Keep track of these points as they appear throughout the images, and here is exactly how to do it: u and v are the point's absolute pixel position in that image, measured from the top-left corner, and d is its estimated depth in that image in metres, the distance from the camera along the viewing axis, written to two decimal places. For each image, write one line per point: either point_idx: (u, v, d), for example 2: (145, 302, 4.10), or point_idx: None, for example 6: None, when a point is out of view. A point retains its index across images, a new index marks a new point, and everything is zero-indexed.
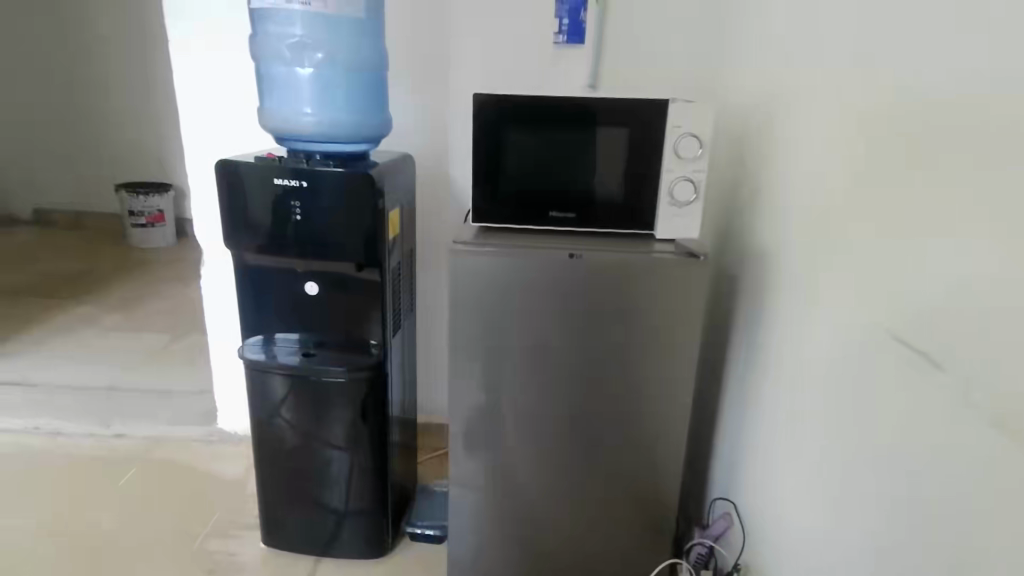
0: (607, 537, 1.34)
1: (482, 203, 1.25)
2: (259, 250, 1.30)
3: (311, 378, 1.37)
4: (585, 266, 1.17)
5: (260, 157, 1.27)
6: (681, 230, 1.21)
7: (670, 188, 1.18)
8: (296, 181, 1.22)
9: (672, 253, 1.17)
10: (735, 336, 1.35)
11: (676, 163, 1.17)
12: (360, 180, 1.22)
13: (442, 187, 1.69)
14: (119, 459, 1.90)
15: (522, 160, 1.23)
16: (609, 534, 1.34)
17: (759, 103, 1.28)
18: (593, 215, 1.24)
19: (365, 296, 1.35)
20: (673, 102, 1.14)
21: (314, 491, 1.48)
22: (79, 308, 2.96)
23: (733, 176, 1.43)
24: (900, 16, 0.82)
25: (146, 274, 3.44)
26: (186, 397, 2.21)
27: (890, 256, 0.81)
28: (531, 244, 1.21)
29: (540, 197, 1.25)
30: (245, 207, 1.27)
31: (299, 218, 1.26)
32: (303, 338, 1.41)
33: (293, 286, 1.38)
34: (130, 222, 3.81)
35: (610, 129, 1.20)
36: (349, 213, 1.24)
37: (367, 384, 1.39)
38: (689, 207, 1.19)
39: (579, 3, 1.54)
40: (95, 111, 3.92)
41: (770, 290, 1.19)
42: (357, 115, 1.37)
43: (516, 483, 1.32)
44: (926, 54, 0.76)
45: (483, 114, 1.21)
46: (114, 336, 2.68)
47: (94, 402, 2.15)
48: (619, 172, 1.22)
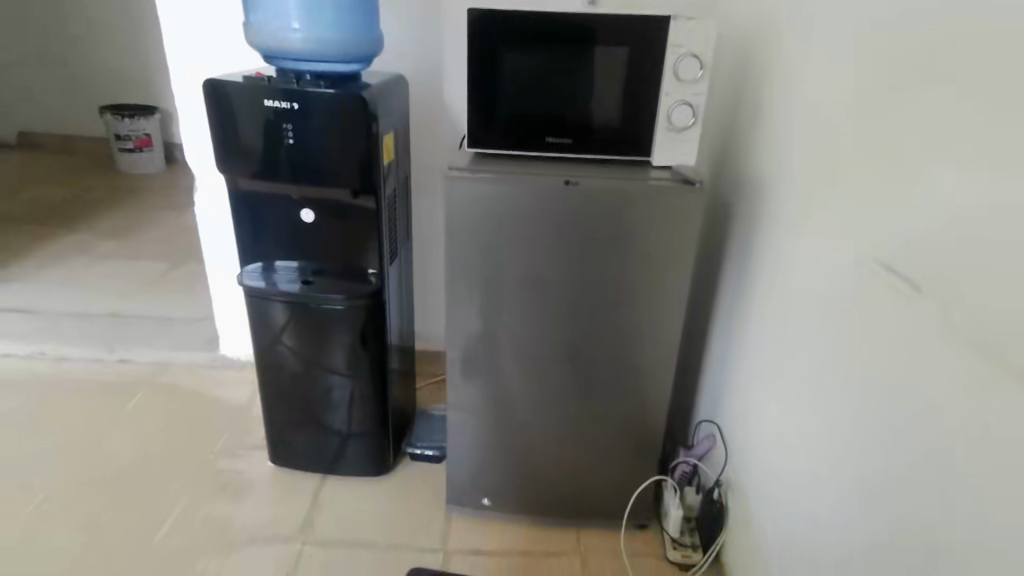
0: (599, 458, 1.41)
1: (477, 126, 1.23)
2: (253, 176, 1.29)
3: (310, 305, 1.40)
4: (581, 194, 1.17)
5: (248, 76, 1.23)
6: (678, 156, 1.19)
7: (669, 113, 1.16)
8: (287, 103, 1.20)
9: (668, 181, 1.17)
10: (728, 264, 1.37)
11: (675, 86, 1.14)
12: (353, 104, 1.19)
13: (436, 111, 1.65)
14: (125, 383, 1.95)
15: (518, 81, 1.20)
16: (602, 455, 1.40)
17: (763, 22, 1.24)
18: (590, 141, 1.23)
19: (362, 224, 1.35)
20: (676, 20, 1.10)
21: (317, 413, 1.54)
22: (73, 235, 2.94)
23: (733, 100, 1.40)
24: None
25: (138, 202, 3.41)
26: (187, 323, 2.25)
27: (886, 182, 0.81)
28: (528, 170, 1.20)
29: (536, 121, 1.22)
30: (237, 131, 1.24)
31: (291, 143, 1.24)
32: (301, 266, 1.42)
33: (289, 213, 1.37)
34: (118, 147, 3.74)
35: (609, 49, 1.16)
36: (343, 137, 1.22)
37: (366, 311, 1.41)
38: (685, 132, 1.17)
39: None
40: (74, 30, 3.76)
41: (765, 218, 1.19)
42: (348, 31, 1.31)
43: (513, 407, 1.36)
44: None
45: (478, 32, 1.16)
46: (111, 263, 2.69)
47: (97, 329, 2.19)
48: (617, 95, 1.19)
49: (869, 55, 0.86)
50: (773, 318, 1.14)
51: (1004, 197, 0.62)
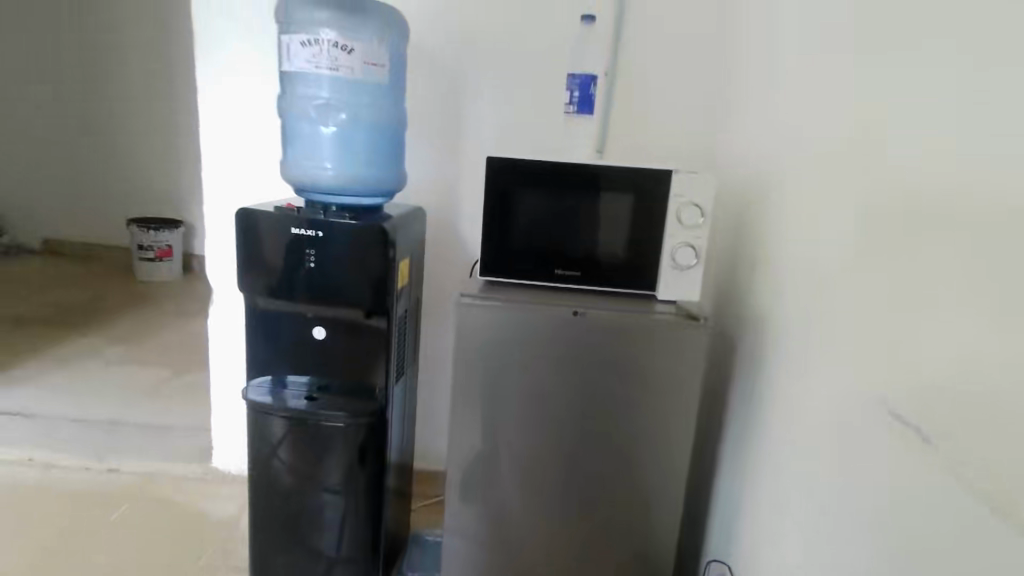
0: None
1: (490, 258, 1.29)
2: (271, 293, 1.33)
3: (310, 422, 1.36)
4: (588, 324, 1.20)
5: (280, 205, 1.32)
6: (682, 293, 1.23)
7: (673, 252, 1.21)
8: (312, 231, 1.27)
9: (671, 315, 1.21)
10: (735, 397, 1.37)
11: (677, 230, 1.21)
12: (375, 233, 1.26)
13: (449, 238, 1.73)
14: (111, 494, 1.89)
15: (531, 220, 1.28)
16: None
17: (760, 172, 1.34)
18: (597, 274, 1.28)
19: (372, 343, 1.37)
20: (677, 173, 1.19)
21: (307, 535, 1.47)
22: (81, 339, 2.98)
23: (734, 241, 1.47)
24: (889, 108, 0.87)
25: (150, 308, 3.47)
26: (183, 433, 2.22)
27: (886, 329, 0.84)
28: (537, 299, 1.24)
29: (547, 255, 1.29)
30: (261, 253, 1.31)
31: (312, 266, 1.29)
32: (308, 381, 1.43)
33: (302, 331, 1.40)
34: (139, 256, 3.87)
35: (615, 195, 1.25)
36: (361, 263, 1.28)
37: (367, 430, 1.39)
38: (689, 271, 1.22)
39: (589, 78, 1.62)
40: (114, 149, 4.03)
41: (769, 355, 1.21)
42: (375, 170, 1.43)
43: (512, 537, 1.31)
44: (913, 146, 0.81)
45: (496, 174, 1.26)
46: (115, 369, 2.70)
47: (90, 436, 2.15)
48: (623, 235, 1.26)
49: (859, 209, 0.93)
50: (781, 458, 1.13)
51: (1000, 353, 0.64)
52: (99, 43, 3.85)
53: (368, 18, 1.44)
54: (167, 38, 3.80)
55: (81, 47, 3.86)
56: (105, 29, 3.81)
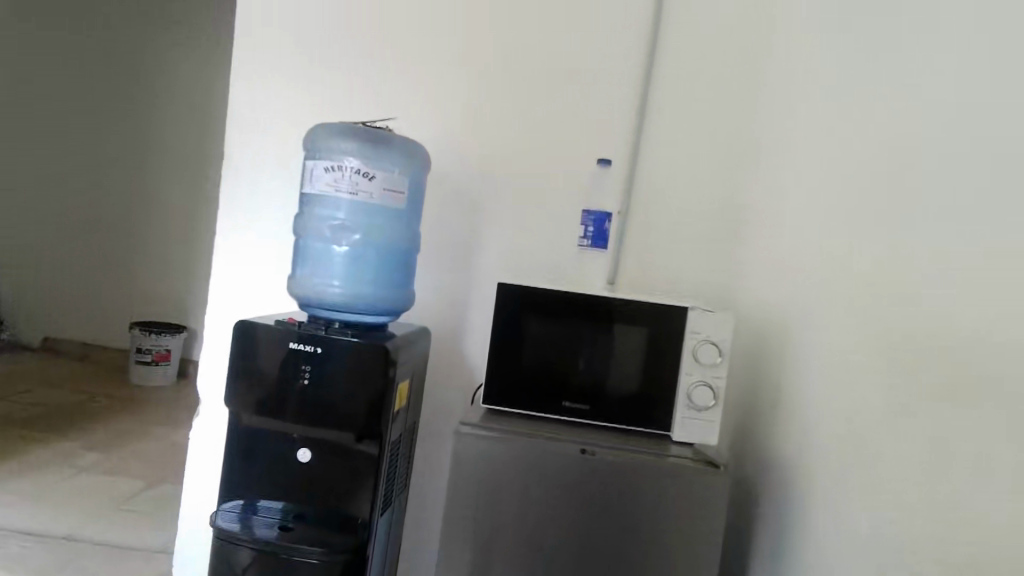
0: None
1: (494, 386, 1.23)
2: (258, 409, 1.25)
3: (281, 556, 1.22)
4: (597, 465, 1.10)
5: (281, 319, 1.28)
6: (699, 435, 1.14)
7: (689, 391, 1.14)
8: (310, 347, 1.21)
9: (689, 459, 1.11)
10: (760, 558, 1.24)
11: (694, 367, 1.15)
12: (377, 352, 1.21)
13: (452, 362, 1.67)
14: None
15: (539, 351, 1.23)
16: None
17: (782, 315, 1.31)
18: (607, 409, 1.21)
19: (358, 469, 1.27)
20: (693, 310, 1.16)
21: None
22: (59, 444, 2.83)
23: (752, 382, 1.41)
24: (940, 263, 0.85)
25: (137, 414, 3.34)
26: (142, 556, 2.02)
27: (965, 503, 0.75)
28: (542, 432, 1.16)
29: (554, 387, 1.22)
30: (255, 366, 1.25)
31: (306, 382, 1.22)
32: (284, 509, 1.31)
33: (285, 453, 1.29)
34: (137, 358, 3.81)
35: (628, 329, 1.21)
36: (358, 382, 1.21)
37: (343, 568, 1.24)
38: (705, 412, 1.14)
39: (603, 215, 1.66)
40: (131, 252, 4.11)
41: (802, 511, 1.11)
42: (384, 291, 1.40)
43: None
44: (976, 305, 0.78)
45: (506, 301, 1.23)
46: (85, 477, 2.53)
47: (40, 554, 1.96)
48: (636, 370, 1.20)
49: (914, 365, 0.87)
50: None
51: None
52: (136, 154, 4.05)
53: (393, 150, 1.49)
54: (202, 155, 4.00)
55: (118, 158, 4.06)
56: (144, 144, 4.02)
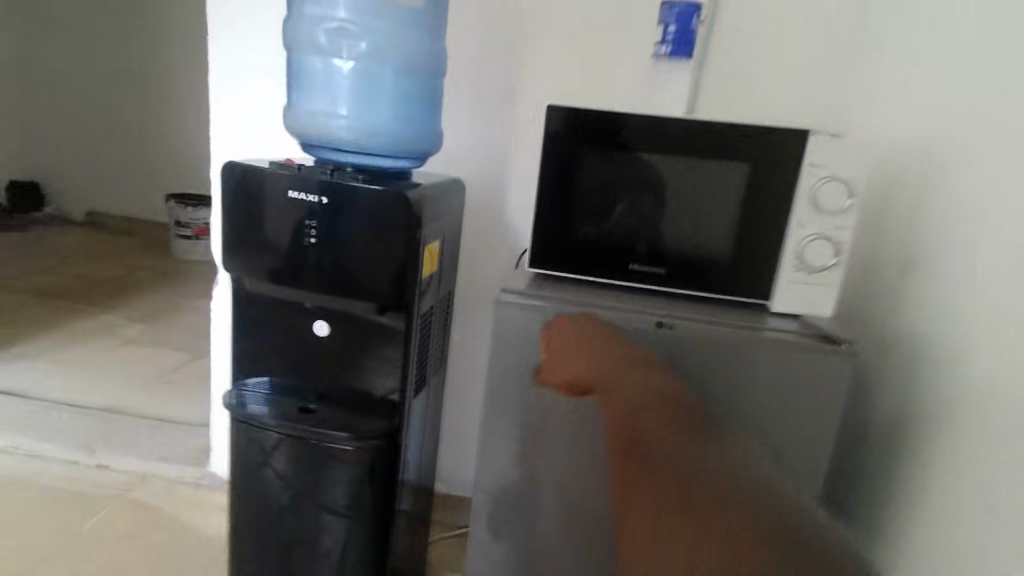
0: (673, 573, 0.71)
1: (543, 243, 0.99)
2: (264, 271, 1.06)
3: (313, 442, 1.09)
4: (674, 341, 0.88)
5: (275, 161, 1.05)
6: (811, 305, 0.90)
7: (801, 248, 0.88)
8: (315, 197, 0.99)
9: (797, 334, 0.88)
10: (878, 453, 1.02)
11: (810, 216, 0.88)
12: (396, 203, 0.97)
13: (495, 224, 1.43)
14: (95, 494, 1.68)
15: (599, 195, 0.98)
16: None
17: (936, 150, 0.99)
18: (688, 271, 0.96)
19: (386, 345, 1.09)
20: (815, 137, 0.86)
21: (302, 563, 1.19)
22: (104, 315, 2.82)
23: (882, 243, 1.12)
24: None
25: (181, 288, 3.31)
26: (188, 427, 1.99)
27: None
28: (606, 301, 0.94)
29: (619, 243, 0.98)
30: (252, 221, 1.04)
31: (314, 242, 1.01)
32: (304, 388, 1.16)
33: (301, 325, 1.12)
34: (177, 233, 3.73)
35: (721, 167, 0.92)
36: (377, 242, 0.99)
37: (379, 452, 1.11)
38: (820, 274, 0.89)
39: (692, 8, 1.26)
40: (157, 122, 3.91)
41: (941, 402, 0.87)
42: (403, 124, 1.10)
43: (603, 375, 0.86)
44: None
45: (558, 131, 0.96)
46: (132, 348, 2.52)
47: (87, 421, 1.95)
48: (728, 222, 0.94)
49: None
50: (967, 563, 0.78)
51: None
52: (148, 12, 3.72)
53: None
54: None
55: (131, 18, 3.76)
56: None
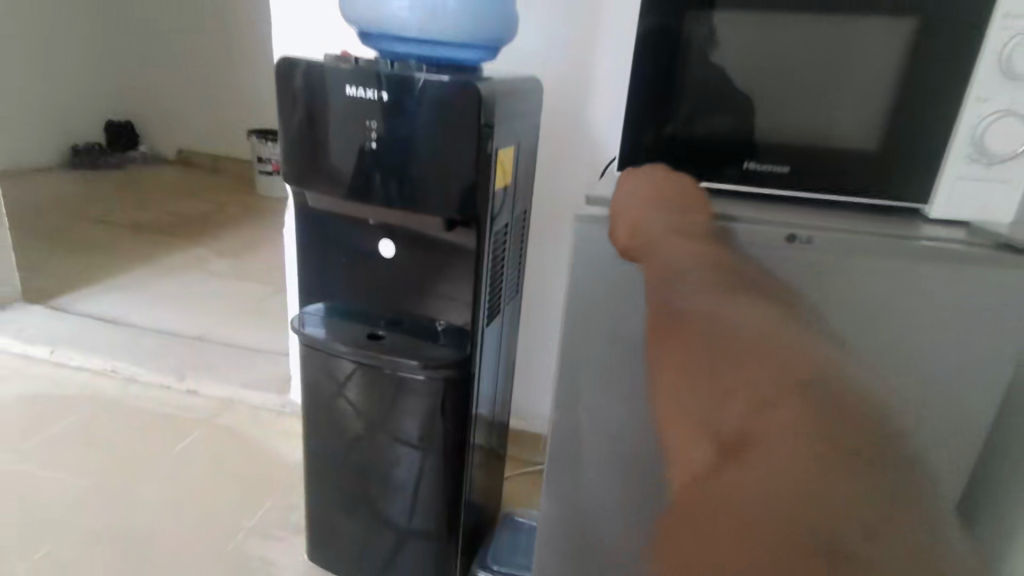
0: (693, 436, 0.49)
1: (647, 137, 0.89)
2: (323, 187, 0.97)
3: (385, 370, 1.02)
4: (812, 256, 0.73)
5: (330, 54, 0.94)
6: (986, 205, 0.77)
7: (984, 130, 0.74)
8: (375, 93, 0.88)
9: (969, 244, 0.71)
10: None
11: (1001, 89, 0.73)
12: (463, 97, 0.85)
13: (578, 135, 1.28)
14: (185, 419, 1.74)
15: (712, 79, 0.85)
16: (681, 453, 0.49)
17: None
18: (818, 170, 0.85)
19: (457, 262, 1.00)
20: None
21: (375, 495, 1.16)
22: (192, 249, 2.92)
23: None
24: None
25: (263, 223, 3.38)
26: (271, 355, 2.03)
27: None
28: (721, 207, 0.81)
29: (738, 138, 0.87)
30: (310, 125, 0.94)
31: (375, 147, 0.91)
32: (369, 314, 1.09)
33: (366, 246, 1.05)
34: (259, 169, 3.79)
35: (866, 38, 0.79)
36: (443, 144, 0.88)
37: (451, 383, 1.03)
38: (1004, 163, 0.75)
39: None
40: (236, 58, 3.93)
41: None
42: (474, 6, 0.91)
43: (657, 232, 0.68)
44: None
45: (668, 1, 0.83)
46: (218, 281, 2.60)
47: (177, 348, 2.02)
48: (873, 104, 0.81)
49: None
50: None
51: None
52: None
53: None
54: None
55: None
56: None
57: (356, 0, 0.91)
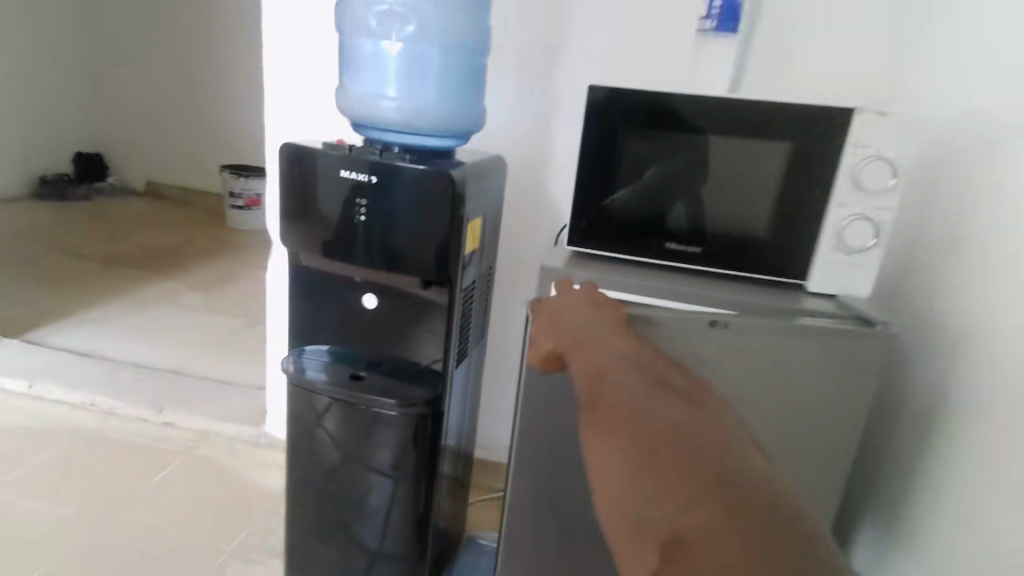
0: (641, 544, 0.63)
1: (589, 218, 1.06)
2: (315, 249, 1.12)
3: (361, 406, 1.16)
4: (728, 337, 0.88)
5: (329, 142, 1.10)
6: (848, 285, 0.97)
7: (840, 229, 0.95)
8: (365, 176, 1.03)
9: (835, 322, 0.90)
10: (923, 424, 1.03)
11: (854, 197, 0.94)
12: (438, 181, 1.01)
13: (536, 198, 1.45)
14: (162, 450, 1.82)
15: (640, 175, 1.03)
16: (634, 557, 0.64)
17: (986, 134, 0.98)
18: (721, 252, 1.03)
19: (429, 313, 1.14)
20: (861, 115, 0.91)
21: (349, 520, 1.28)
22: (163, 282, 2.98)
23: (929, 225, 1.11)
24: None
25: (234, 256, 3.46)
26: (244, 388, 2.12)
27: None
28: (650, 278, 1.00)
29: (659, 224, 1.04)
30: (305, 197, 1.09)
31: (363, 220, 1.06)
32: (348, 357, 1.23)
33: (349, 297, 1.19)
34: (230, 203, 3.88)
35: (755, 151, 0.98)
36: (420, 218, 1.03)
37: (421, 419, 1.17)
38: (862, 254, 0.95)
39: None
40: (209, 94, 4.04)
41: (996, 386, 0.87)
42: (449, 106, 1.11)
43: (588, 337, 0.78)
44: None
45: (603, 112, 1.01)
46: (190, 314, 2.67)
47: (153, 381, 2.10)
48: (765, 200, 1.00)
49: None
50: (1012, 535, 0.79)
51: None
52: None
53: None
54: None
55: None
56: None
57: (350, 101, 1.11)
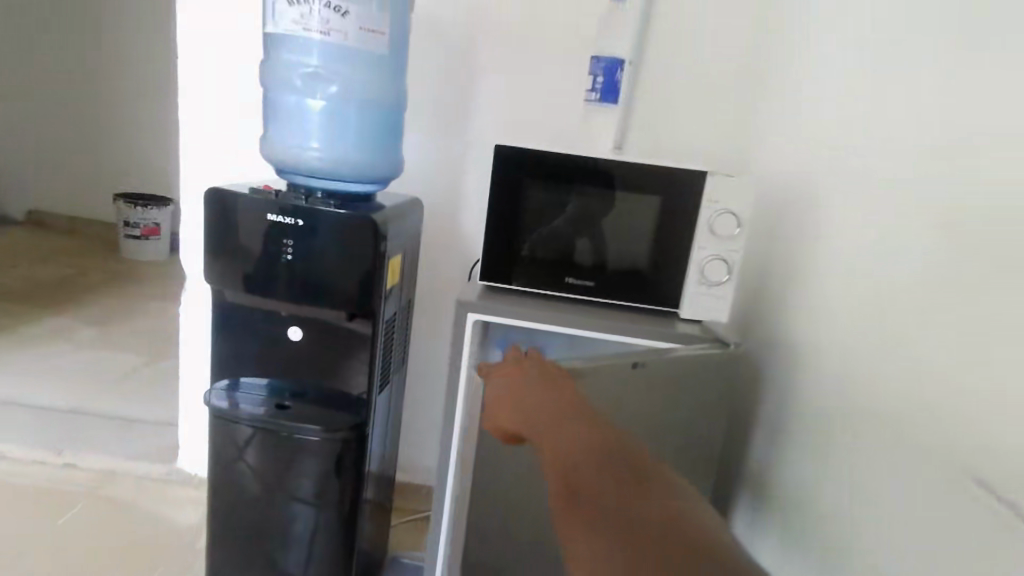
0: None
1: (498, 257, 1.19)
2: (240, 287, 1.17)
3: (285, 434, 1.22)
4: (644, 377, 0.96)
5: (255, 188, 1.17)
6: (711, 313, 1.16)
7: (703, 266, 1.15)
8: (292, 219, 1.11)
9: (708, 344, 1.08)
10: (777, 427, 1.23)
11: (712, 241, 1.14)
12: (360, 223, 1.11)
13: (449, 236, 1.58)
14: (62, 493, 1.75)
15: (542, 219, 1.18)
16: None
17: (812, 188, 1.21)
18: (613, 284, 1.19)
19: (353, 344, 1.23)
20: (714, 175, 1.11)
21: (271, 547, 1.32)
22: (53, 317, 2.82)
23: (777, 260, 1.33)
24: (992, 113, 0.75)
25: (130, 289, 3.31)
26: (151, 426, 2.07)
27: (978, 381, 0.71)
28: (552, 309, 1.14)
29: (560, 262, 1.19)
30: (231, 238, 1.15)
31: (290, 259, 1.14)
32: (273, 389, 1.28)
33: (274, 331, 1.25)
34: (126, 232, 3.71)
35: (637, 200, 1.16)
36: (343, 257, 1.12)
37: (344, 444, 1.24)
38: (720, 287, 1.15)
39: (616, 62, 1.43)
40: (105, 121, 3.88)
41: (822, 391, 1.08)
42: (369, 155, 1.24)
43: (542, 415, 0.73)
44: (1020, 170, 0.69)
45: (509, 166, 1.16)
46: (86, 351, 2.55)
47: (49, 422, 2.00)
48: (646, 240, 1.18)
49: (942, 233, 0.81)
50: (838, 511, 0.98)
51: None
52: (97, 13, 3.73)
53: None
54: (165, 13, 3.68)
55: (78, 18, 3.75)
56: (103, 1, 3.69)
57: (276, 150, 1.20)
